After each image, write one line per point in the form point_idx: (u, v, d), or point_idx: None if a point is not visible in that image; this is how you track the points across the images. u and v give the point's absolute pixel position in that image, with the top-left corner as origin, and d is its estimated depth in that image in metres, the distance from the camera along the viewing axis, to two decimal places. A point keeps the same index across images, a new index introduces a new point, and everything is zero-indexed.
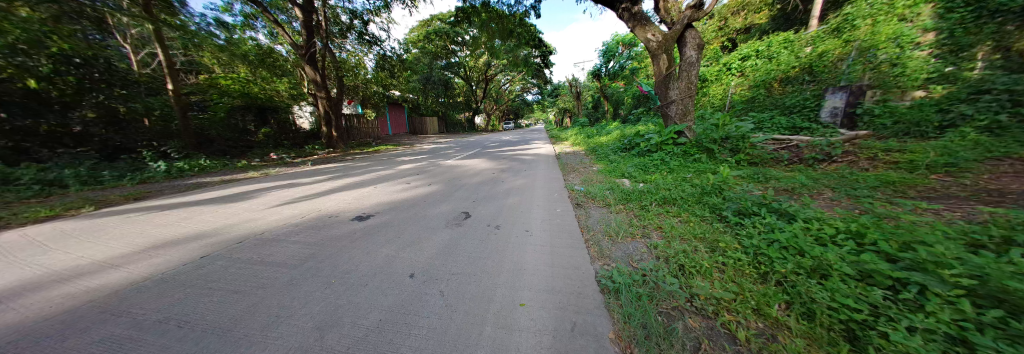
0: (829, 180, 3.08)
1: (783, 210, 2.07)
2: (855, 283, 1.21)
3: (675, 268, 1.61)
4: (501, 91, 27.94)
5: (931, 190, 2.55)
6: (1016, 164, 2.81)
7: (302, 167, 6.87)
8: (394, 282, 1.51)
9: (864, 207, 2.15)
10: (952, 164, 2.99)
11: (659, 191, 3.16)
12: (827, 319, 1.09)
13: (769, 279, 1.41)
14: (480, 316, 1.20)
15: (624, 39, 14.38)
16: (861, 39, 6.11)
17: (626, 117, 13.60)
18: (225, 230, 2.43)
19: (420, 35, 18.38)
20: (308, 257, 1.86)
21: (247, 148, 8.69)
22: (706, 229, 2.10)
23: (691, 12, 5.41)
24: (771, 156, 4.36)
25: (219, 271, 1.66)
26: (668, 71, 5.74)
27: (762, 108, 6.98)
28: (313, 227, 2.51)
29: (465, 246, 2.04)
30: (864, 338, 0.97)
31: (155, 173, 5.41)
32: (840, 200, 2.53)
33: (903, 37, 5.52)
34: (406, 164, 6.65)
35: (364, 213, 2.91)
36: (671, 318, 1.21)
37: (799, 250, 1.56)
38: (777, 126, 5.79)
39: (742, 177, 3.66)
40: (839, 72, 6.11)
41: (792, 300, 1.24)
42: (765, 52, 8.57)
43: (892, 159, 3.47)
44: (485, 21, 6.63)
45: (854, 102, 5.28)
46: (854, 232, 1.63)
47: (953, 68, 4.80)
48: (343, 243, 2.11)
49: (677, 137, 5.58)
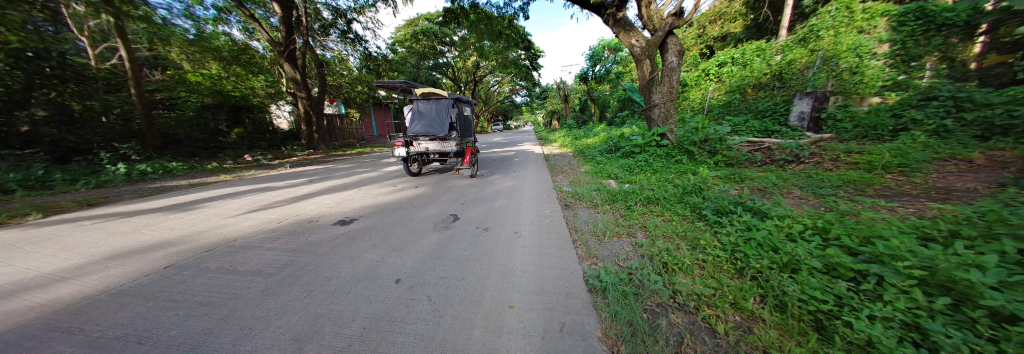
0: (798, 180, 3.29)
1: (756, 208, 2.19)
2: (822, 276, 1.30)
3: (658, 265, 1.66)
4: (489, 93, 27.84)
5: (887, 188, 2.78)
6: (958, 164, 3.13)
7: (279, 169, 6.52)
8: (378, 288, 1.46)
9: (828, 205, 2.32)
10: (904, 164, 3.28)
11: (643, 191, 3.26)
12: (798, 311, 1.16)
13: (744, 274, 1.49)
14: (469, 320, 1.19)
15: (610, 44, 14.87)
16: (825, 49, 6.50)
17: (613, 120, 13.91)
18: (194, 238, 2.27)
19: (407, 33, 18.01)
20: (284, 265, 1.77)
21: (220, 150, 8.18)
22: (687, 228, 2.18)
23: (672, 19, 5.60)
24: (745, 158, 4.60)
25: (187, 281, 1.55)
26: (651, 75, 5.93)
27: (738, 112, 7.34)
28: (292, 232, 2.39)
29: (453, 249, 2.02)
30: (830, 327, 1.04)
31: (112, 177, 4.98)
32: (808, 198, 2.71)
33: (862, 48, 5.99)
34: (392, 166, 6.46)
35: (348, 217, 2.82)
36: (656, 314, 1.24)
37: (771, 246, 1.65)
38: (751, 129, 6.08)
39: (720, 177, 3.83)
40: (806, 79, 6.46)
41: (766, 293, 1.31)
42: (740, 60, 8.86)
43: (852, 160, 3.74)
44: (472, 22, 6.57)
45: (819, 107, 5.59)
46: (819, 228, 1.75)
47: (905, 76, 5.38)
48: (323, 250, 2.03)
49: (660, 139, 5.75)
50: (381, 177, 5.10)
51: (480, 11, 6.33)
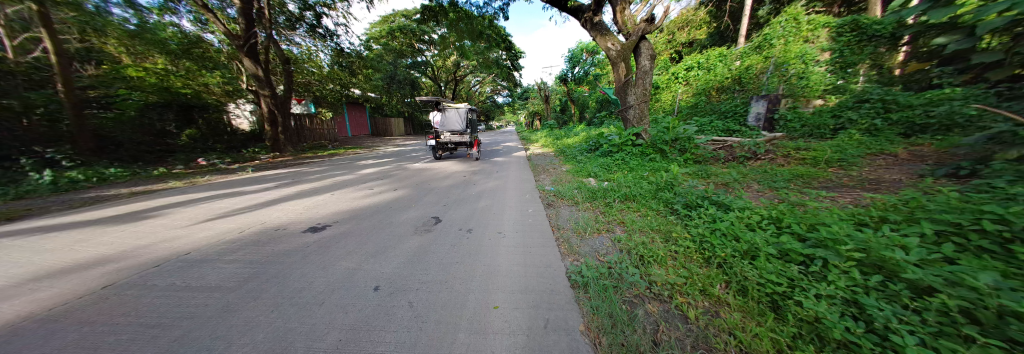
0: (756, 175, 3.61)
1: (721, 202, 2.37)
2: (777, 261, 1.44)
3: (636, 258, 1.75)
4: (470, 92, 27.52)
5: (829, 180, 3.14)
6: (885, 159, 3.61)
7: (240, 174, 5.98)
8: (355, 298, 1.39)
9: (781, 197, 2.58)
10: (842, 159, 3.72)
11: (621, 189, 3.40)
12: (757, 294, 1.27)
13: (712, 263, 1.61)
14: (453, 323, 1.17)
15: (588, 47, 15.37)
16: (777, 55, 7.19)
17: (592, 120, 14.35)
18: (140, 253, 2.02)
19: (383, 30, 17.33)
20: (249, 278, 1.63)
21: (169, 154, 7.33)
22: (660, 222, 2.31)
23: (644, 25, 5.91)
24: (711, 156, 4.96)
25: (135, 300, 1.38)
26: (626, 78, 6.21)
27: (704, 113, 7.89)
28: (256, 242, 2.21)
29: (435, 252, 1.98)
30: (785, 307, 1.16)
31: (33, 186, 4.30)
32: (765, 191, 2.99)
33: (806, 55, 6.68)
34: (369, 168, 6.18)
35: (322, 223, 2.67)
36: (634, 305, 1.31)
37: (734, 236, 1.80)
38: (715, 128, 6.55)
39: (689, 174, 4.10)
40: (762, 82, 7.22)
41: (730, 279, 1.43)
42: (704, 64, 9.49)
43: (801, 156, 4.17)
44: (452, 21, 6.47)
45: (772, 108, 6.16)
46: (774, 218, 1.93)
47: (843, 81, 6.13)
48: (292, 259, 1.89)
49: (635, 138, 6.02)
50: (356, 180, 4.86)
51: (459, 9, 6.24)
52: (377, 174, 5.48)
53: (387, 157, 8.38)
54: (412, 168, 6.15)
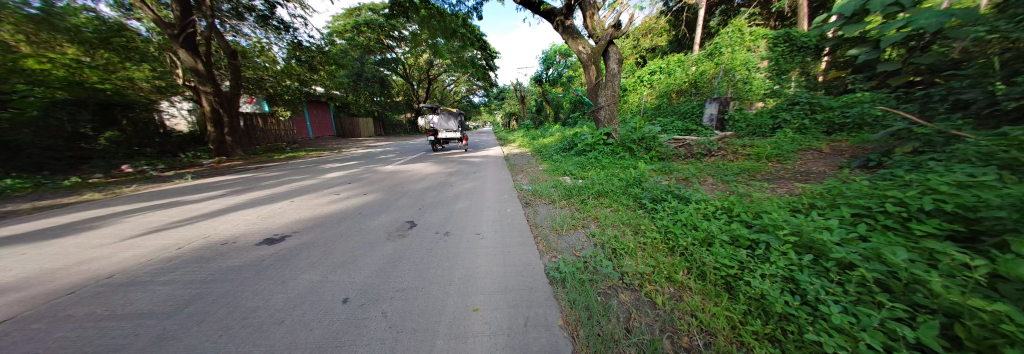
0: (711, 170, 3.99)
1: (682, 195, 2.58)
2: (729, 246, 1.60)
3: (609, 252, 1.84)
4: (444, 92, 26.83)
5: (770, 173, 3.57)
6: (812, 153, 4.19)
7: (176, 182, 5.21)
8: (321, 312, 1.29)
9: (732, 189, 2.88)
10: (779, 155, 4.26)
11: (594, 186, 3.56)
12: (714, 277, 1.41)
13: (675, 252, 1.74)
14: (431, 330, 1.14)
15: (561, 49, 15.84)
16: (725, 63, 8.06)
17: (567, 120, 14.80)
18: (42, 280, 1.67)
19: (347, 24, 16.23)
20: (191, 300, 1.43)
21: (85, 161, 6.19)
22: (630, 216, 2.46)
23: (612, 31, 6.23)
24: (673, 153, 5.39)
25: (38, 336, 1.14)
26: (597, 80, 6.51)
27: (666, 114, 8.53)
28: (201, 259, 1.95)
29: (410, 258, 1.90)
30: (737, 286, 1.30)
31: None
32: (718, 184, 3.33)
33: (749, 63, 7.66)
34: (334, 172, 5.75)
35: (280, 234, 2.42)
36: (608, 296, 1.38)
37: (693, 225, 1.98)
38: (676, 128, 7.11)
39: (655, 170, 4.41)
40: (714, 86, 8.08)
41: (691, 265, 1.57)
42: (666, 69, 10.29)
43: (746, 153, 4.70)
44: (424, 18, 6.26)
45: (723, 110, 6.84)
46: (725, 208, 2.15)
47: (778, 87, 6.92)
48: (245, 276, 1.69)
49: (606, 138, 6.33)
50: (320, 184, 4.49)
51: (431, 6, 6.05)
52: (344, 178, 5.12)
53: (355, 159, 7.88)
54: (383, 170, 5.84)
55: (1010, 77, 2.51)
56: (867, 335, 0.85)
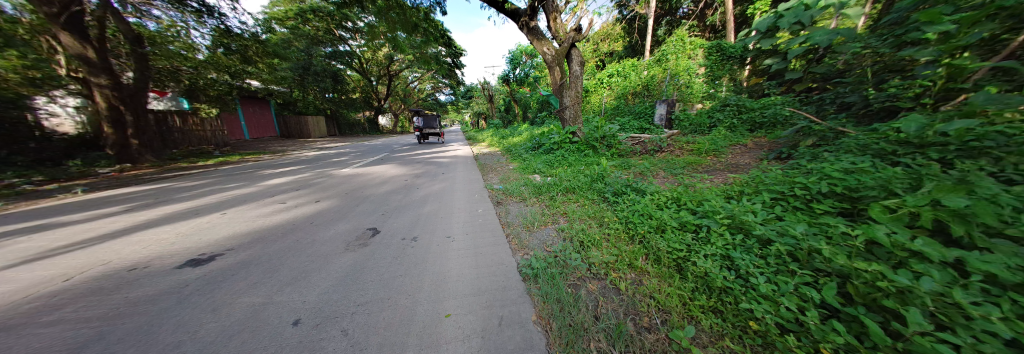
0: (662, 164, 4.43)
1: (639, 188, 2.82)
2: (678, 232, 1.80)
3: (576, 244, 1.93)
4: (407, 89, 25.39)
5: (708, 166, 4.07)
6: (739, 148, 4.90)
7: (54, 197, 4.11)
8: (266, 339, 1.13)
9: (680, 181, 3.23)
10: (715, 149, 4.89)
11: (562, 183, 3.69)
12: (666, 260, 1.57)
13: (634, 240, 1.90)
14: (400, 343, 1.07)
15: (526, 50, 16.09)
16: (671, 68, 9.02)
17: (534, 119, 15.11)
18: None
19: (289, 11, 14.40)
20: (83, 342, 1.14)
21: None
22: (595, 210, 2.61)
23: (574, 34, 6.51)
24: (631, 150, 5.85)
25: None
26: (561, 81, 6.76)
27: (623, 114, 9.21)
28: (97, 290, 1.57)
29: (373, 268, 1.76)
30: (686, 267, 1.46)
31: None
32: (668, 176, 3.70)
33: (689, 70, 8.67)
34: (278, 178, 5.08)
35: (209, 253, 2.05)
36: (577, 287, 1.45)
37: (649, 215, 2.17)
38: (632, 127, 7.72)
39: (616, 166, 4.73)
40: (663, 89, 8.93)
41: (647, 251, 1.72)
42: (622, 72, 11.13)
43: (690, 148, 5.31)
44: (381, 9, 5.82)
45: (670, 111, 7.61)
46: (674, 197, 2.40)
47: (714, 90, 7.97)
48: (163, 306, 1.40)
49: (572, 136, 6.60)
50: (261, 192, 3.92)
51: None
52: (292, 183, 4.55)
53: (305, 163, 7.06)
54: (340, 174, 5.34)
55: (878, 85, 3.18)
56: (786, 299, 1.04)
